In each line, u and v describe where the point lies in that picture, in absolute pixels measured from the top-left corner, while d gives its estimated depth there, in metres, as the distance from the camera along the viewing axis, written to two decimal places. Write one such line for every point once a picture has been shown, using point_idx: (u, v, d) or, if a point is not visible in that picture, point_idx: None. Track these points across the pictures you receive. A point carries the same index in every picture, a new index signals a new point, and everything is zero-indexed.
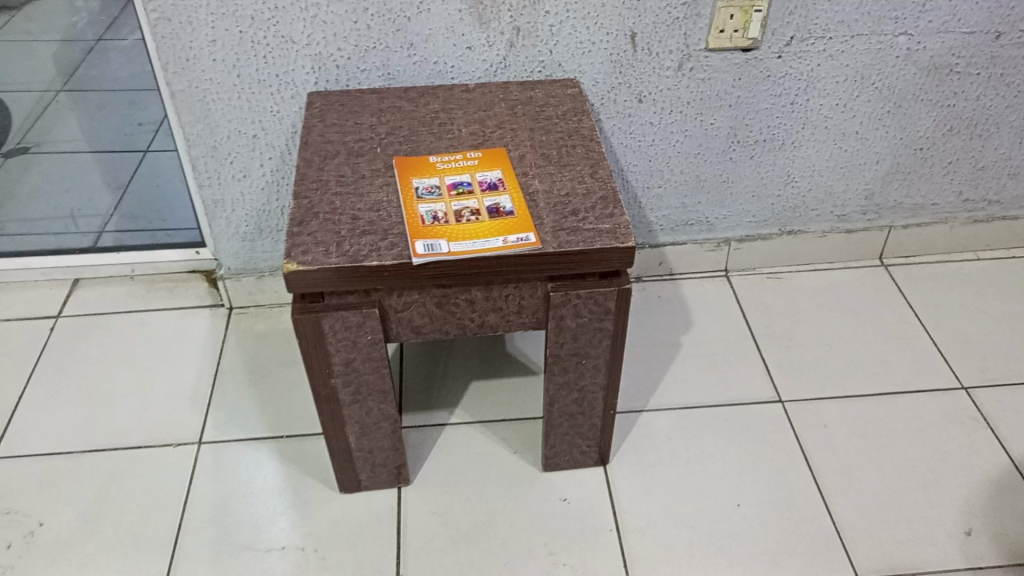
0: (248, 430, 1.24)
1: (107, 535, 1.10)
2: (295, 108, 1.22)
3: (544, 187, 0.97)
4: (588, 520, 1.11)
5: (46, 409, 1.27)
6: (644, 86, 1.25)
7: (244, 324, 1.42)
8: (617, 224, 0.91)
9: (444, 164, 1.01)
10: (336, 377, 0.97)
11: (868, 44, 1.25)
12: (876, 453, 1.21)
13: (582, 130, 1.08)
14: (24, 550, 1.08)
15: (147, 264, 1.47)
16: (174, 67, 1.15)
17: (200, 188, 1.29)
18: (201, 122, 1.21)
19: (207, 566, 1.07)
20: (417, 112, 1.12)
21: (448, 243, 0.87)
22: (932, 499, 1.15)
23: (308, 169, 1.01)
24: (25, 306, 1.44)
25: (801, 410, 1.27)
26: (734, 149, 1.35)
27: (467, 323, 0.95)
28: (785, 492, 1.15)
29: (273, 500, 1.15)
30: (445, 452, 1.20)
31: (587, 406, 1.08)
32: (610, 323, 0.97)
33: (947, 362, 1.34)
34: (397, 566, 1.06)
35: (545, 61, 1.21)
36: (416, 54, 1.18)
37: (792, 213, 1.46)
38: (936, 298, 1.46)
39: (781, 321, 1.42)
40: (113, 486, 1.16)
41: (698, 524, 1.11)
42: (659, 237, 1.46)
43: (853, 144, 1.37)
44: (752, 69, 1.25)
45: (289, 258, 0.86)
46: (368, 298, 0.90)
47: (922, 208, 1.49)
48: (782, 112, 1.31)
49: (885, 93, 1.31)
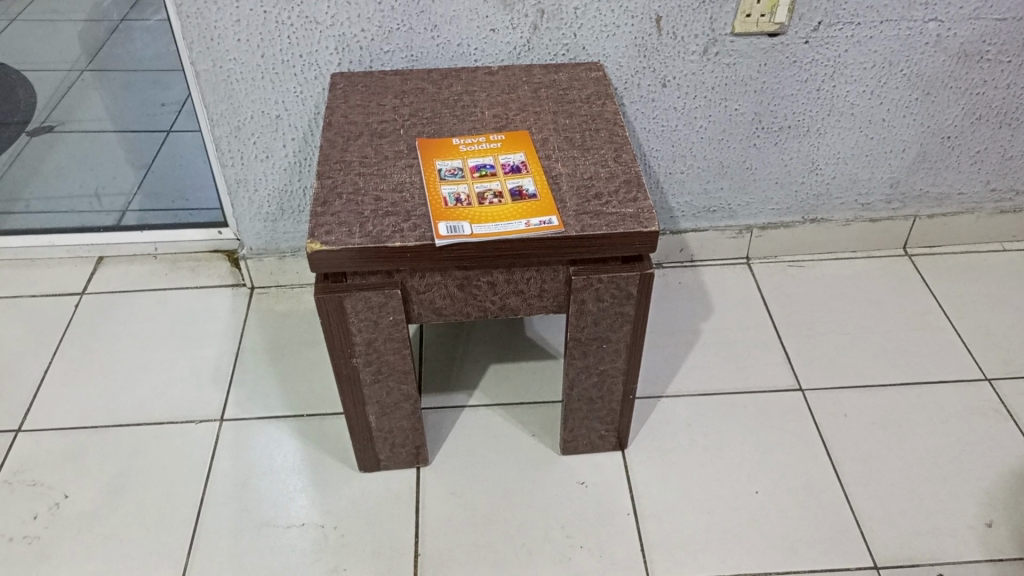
0: (269, 408, 1.25)
1: (130, 509, 1.12)
2: (318, 89, 1.22)
3: (566, 170, 0.97)
4: (605, 504, 1.12)
5: (70, 384, 1.29)
6: (668, 71, 1.24)
7: (265, 304, 1.43)
8: (641, 208, 0.91)
9: (467, 146, 1.01)
10: (357, 357, 0.97)
11: (897, 30, 1.23)
12: (897, 444, 1.20)
13: (606, 113, 1.08)
14: (49, 521, 1.10)
15: (170, 243, 1.49)
16: (199, 47, 1.15)
17: (222, 167, 1.30)
18: (224, 102, 1.22)
19: (228, 541, 1.08)
20: (440, 94, 1.12)
21: (470, 225, 0.87)
22: (952, 490, 1.14)
23: (331, 149, 1.01)
24: (49, 283, 1.46)
25: (822, 399, 1.26)
26: (758, 136, 1.34)
27: (488, 305, 0.95)
28: (804, 480, 1.15)
29: (293, 477, 1.16)
30: (463, 434, 1.21)
31: (606, 390, 1.08)
32: (631, 307, 0.96)
33: (971, 354, 1.33)
34: (416, 546, 1.07)
35: (569, 44, 1.20)
36: (440, 36, 1.18)
37: (815, 201, 1.45)
38: (959, 289, 1.45)
39: (803, 309, 1.41)
40: (137, 461, 1.18)
41: (715, 510, 1.11)
42: (680, 223, 1.46)
43: (879, 131, 1.36)
44: (778, 55, 1.24)
45: (313, 237, 0.87)
46: (391, 279, 0.91)
47: (948, 197, 1.47)
48: (807, 98, 1.30)
49: (913, 80, 1.30)
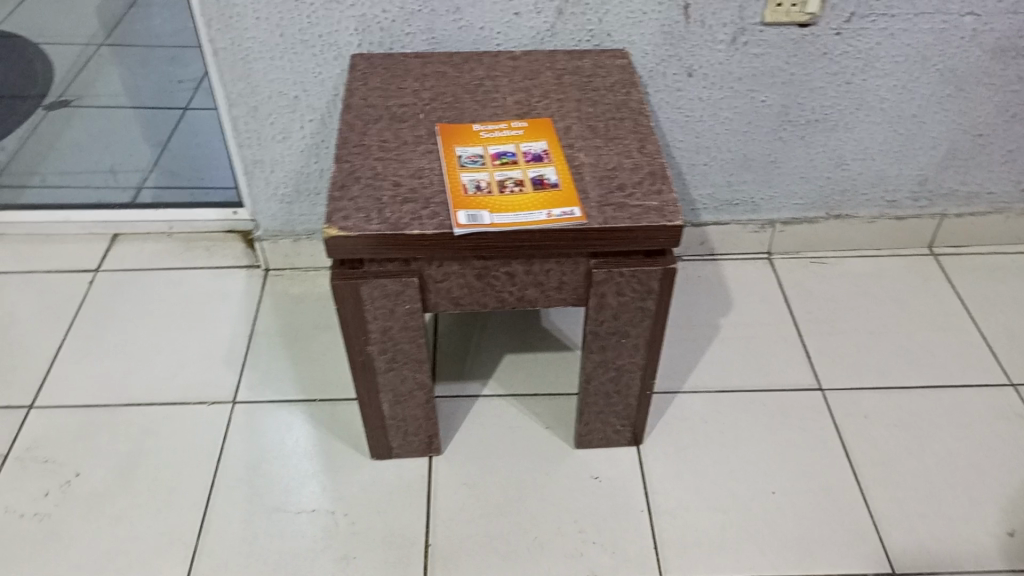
0: (282, 392, 1.24)
1: (141, 489, 1.12)
2: (338, 70, 1.20)
3: (590, 160, 0.95)
4: (619, 499, 1.11)
5: (82, 362, 1.28)
6: (695, 60, 1.22)
7: (279, 286, 1.42)
8: (665, 202, 0.89)
9: (488, 133, 0.99)
10: (372, 344, 0.96)
11: (932, 23, 1.20)
12: (918, 447, 1.18)
13: (631, 102, 1.05)
14: (60, 499, 1.10)
15: (186, 222, 1.48)
16: (219, 24, 1.13)
17: (240, 147, 1.29)
18: (243, 81, 1.20)
19: (237, 525, 1.07)
20: (462, 78, 1.10)
21: (491, 215, 0.86)
22: (972, 496, 1.12)
23: (350, 133, 0.99)
24: (64, 259, 1.45)
25: (841, 399, 1.24)
26: (784, 129, 1.31)
27: (506, 296, 0.94)
28: (821, 481, 1.13)
29: (305, 462, 1.15)
30: (476, 425, 1.20)
31: (623, 385, 1.06)
32: (652, 302, 0.95)
33: (996, 358, 1.30)
34: (426, 536, 1.06)
35: (594, 30, 1.18)
36: (463, 19, 1.15)
37: (840, 196, 1.42)
38: (985, 290, 1.42)
39: (824, 306, 1.39)
40: (148, 441, 1.18)
41: (730, 509, 1.10)
42: (701, 215, 1.43)
43: (908, 127, 1.33)
44: (808, 46, 1.21)
45: (330, 223, 0.85)
46: (408, 267, 0.89)
47: (977, 196, 1.43)
48: (836, 91, 1.27)
49: (946, 75, 1.26)
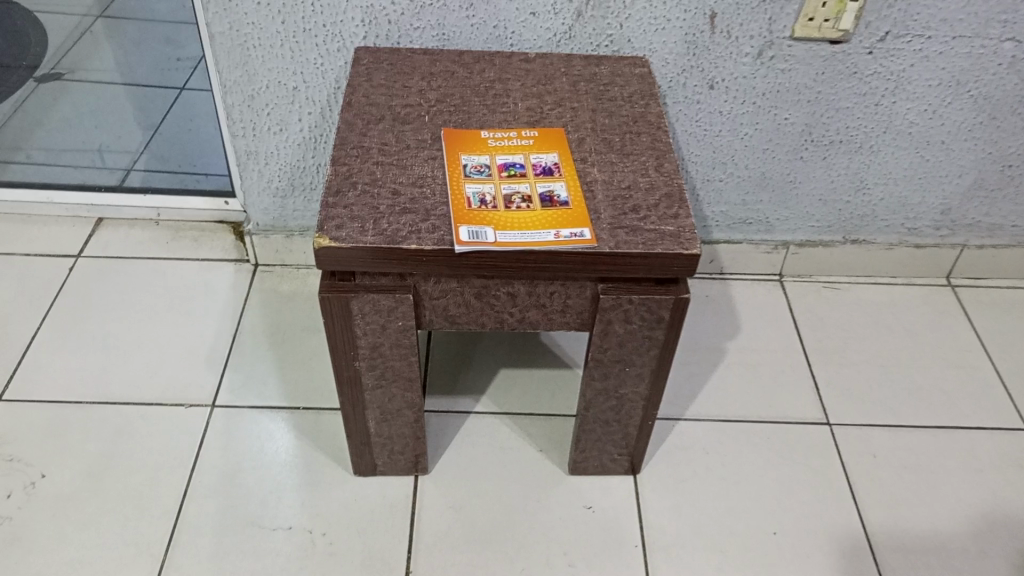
0: (264, 397, 1.19)
1: (110, 495, 1.06)
2: (340, 62, 1.13)
3: (603, 176, 0.89)
4: (612, 533, 1.05)
5: (57, 353, 1.22)
6: (717, 72, 1.15)
7: (268, 283, 1.36)
8: (681, 227, 0.83)
9: (496, 141, 0.92)
10: (360, 360, 0.90)
11: (969, 48, 1.13)
12: (927, 491, 1.13)
13: (649, 115, 0.99)
14: (24, 501, 1.04)
15: (174, 210, 1.42)
16: (216, 7, 1.07)
17: (233, 137, 1.22)
18: (239, 68, 1.14)
19: (209, 540, 1.02)
20: (471, 79, 1.04)
21: (495, 232, 0.79)
22: (982, 547, 1.07)
23: (349, 133, 0.93)
24: (45, 241, 1.39)
25: (850, 436, 1.19)
26: (806, 149, 1.25)
27: (506, 317, 0.88)
28: (826, 523, 1.08)
29: (284, 475, 1.10)
30: (467, 443, 1.14)
31: (624, 414, 1.00)
32: (660, 332, 0.89)
33: (1011, 400, 1.25)
34: (407, 562, 1.01)
35: (613, 35, 1.11)
36: (476, 16, 1.09)
37: (859, 221, 1.36)
38: (1002, 326, 1.37)
39: (836, 335, 1.33)
40: (121, 443, 1.12)
41: (728, 548, 1.04)
42: (713, 233, 1.37)
43: (936, 154, 1.27)
44: (838, 64, 1.15)
45: (322, 232, 0.79)
46: (402, 282, 0.83)
47: (1000, 228, 1.38)
48: (864, 113, 1.21)
49: (980, 102, 1.20)
